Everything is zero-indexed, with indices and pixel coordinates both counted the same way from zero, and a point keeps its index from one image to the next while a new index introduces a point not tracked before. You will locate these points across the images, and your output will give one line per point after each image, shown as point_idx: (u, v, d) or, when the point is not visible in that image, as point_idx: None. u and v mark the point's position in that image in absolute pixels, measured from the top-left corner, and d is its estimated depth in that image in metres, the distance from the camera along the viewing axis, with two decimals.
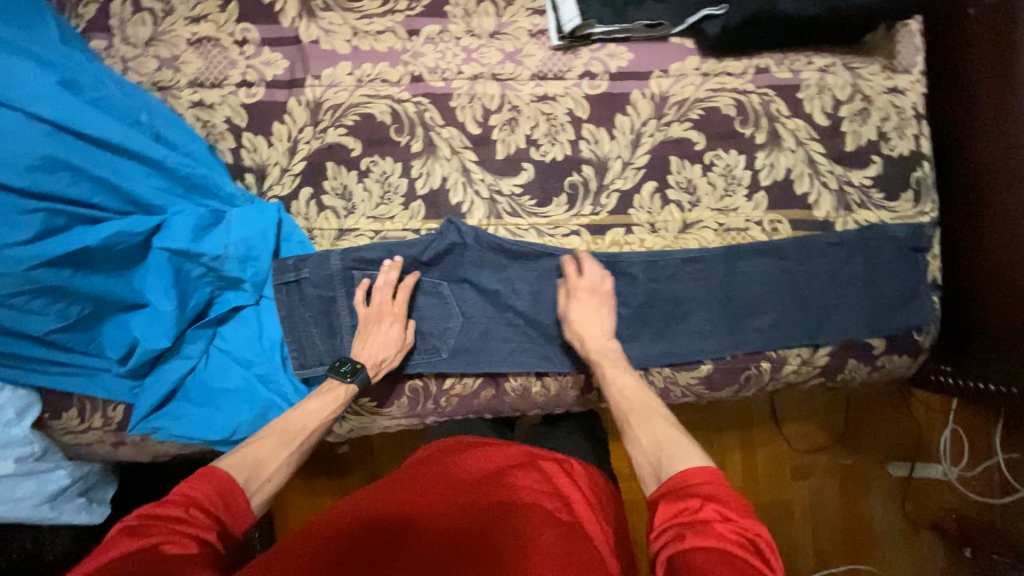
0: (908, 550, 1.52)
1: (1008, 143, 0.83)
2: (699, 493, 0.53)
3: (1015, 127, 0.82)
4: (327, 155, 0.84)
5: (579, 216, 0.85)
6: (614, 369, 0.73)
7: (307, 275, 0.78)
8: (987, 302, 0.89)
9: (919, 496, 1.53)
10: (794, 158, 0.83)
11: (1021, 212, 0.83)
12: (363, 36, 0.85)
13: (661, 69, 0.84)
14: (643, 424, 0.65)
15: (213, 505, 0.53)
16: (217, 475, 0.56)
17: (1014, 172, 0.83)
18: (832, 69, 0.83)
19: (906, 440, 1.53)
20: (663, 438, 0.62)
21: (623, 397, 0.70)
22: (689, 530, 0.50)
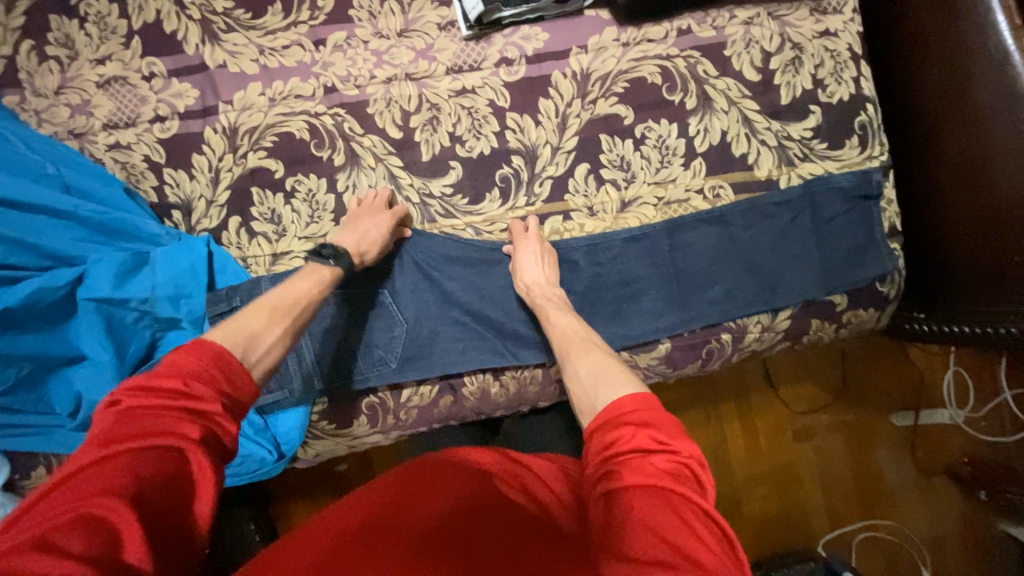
0: (922, 499, 1.49)
1: (961, 73, 0.79)
2: (630, 423, 0.49)
3: (968, 53, 0.77)
4: (250, 180, 0.83)
5: (514, 209, 0.82)
6: (556, 310, 0.73)
7: (240, 303, 0.77)
8: (949, 238, 0.86)
9: (930, 443, 1.50)
10: (728, 120, 0.79)
11: (979, 144, 0.78)
12: (270, 53, 0.82)
13: (579, 46, 0.80)
14: (583, 358, 0.64)
15: (216, 374, 0.48)
16: (213, 347, 0.49)
17: (966, 102, 0.79)
18: (758, 21, 0.79)
19: (909, 388, 1.51)
20: (599, 368, 0.60)
21: (567, 337, 0.69)
22: (622, 465, 0.46)
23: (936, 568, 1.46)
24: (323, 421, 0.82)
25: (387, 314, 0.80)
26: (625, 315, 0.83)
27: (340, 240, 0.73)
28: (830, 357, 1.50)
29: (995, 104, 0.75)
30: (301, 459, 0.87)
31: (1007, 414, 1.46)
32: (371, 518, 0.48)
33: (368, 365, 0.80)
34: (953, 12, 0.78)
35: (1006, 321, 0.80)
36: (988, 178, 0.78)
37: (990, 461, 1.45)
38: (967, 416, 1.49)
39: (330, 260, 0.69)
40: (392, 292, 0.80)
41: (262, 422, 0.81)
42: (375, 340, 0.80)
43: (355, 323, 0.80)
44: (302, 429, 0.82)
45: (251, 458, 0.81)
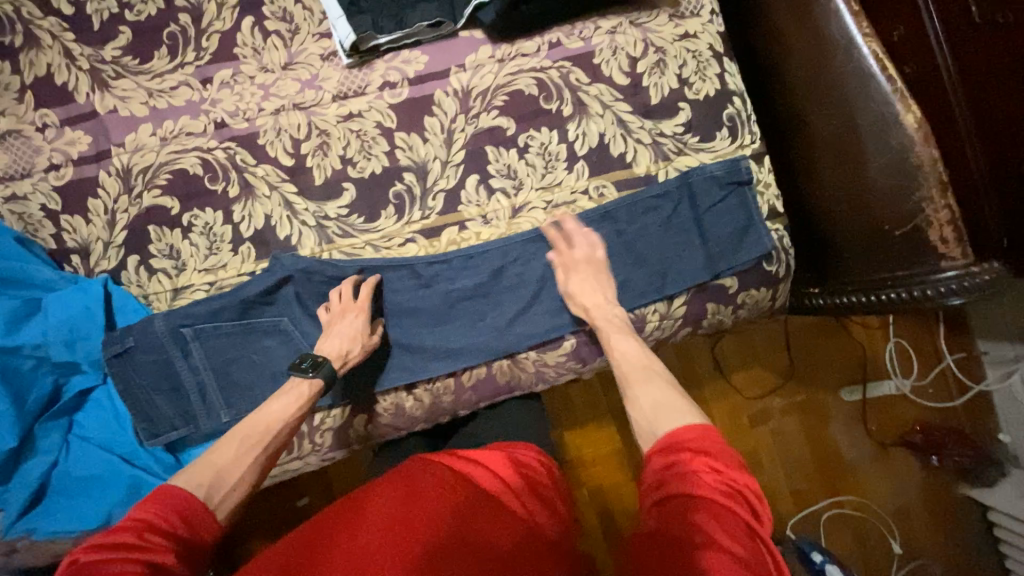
0: (881, 471, 1.52)
1: (820, 60, 0.83)
2: (683, 445, 0.54)
3: (824, 41, 0.82)
4: (146, 219, 0.84)
5: (410, 223, 0.84)
6: (617, 335, 0.75)
7: (134, 343, 0.76)
8: (833, 214, 0.88)
9: (881, 415, 1.54)
10: (604, 122, 0.84)
11: (846, 122, 0.82)
12: (159, 95, 0.85)
13: (458, 65, 0.84)
14: (643, 386, 0.66)
15: (171, 521, 0.55)
16: (171, 494, 0.57)
17: (831, 86, 0.83)
18: (621, 29, 0.84)
19: (853, 364, 1.55)
20: (661, 400, 0.62)
21: (625, 362, 0.71)
22: (673, 478, 0.52)
23: (902, 535, 1.49)
24: None
25: (289, 338, 0.81)
26: (529, 316, 0.85)
27: (321, 347, 0.76)
28: (776, 339, 1.53)
29: (850, 84, 0.81)
30: None
31: (952, 380, 1.50)
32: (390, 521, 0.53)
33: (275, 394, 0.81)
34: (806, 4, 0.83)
35: (887, 288, 0.83)
36: (857, 152, 0.81)
37: (943, 429, 1.48)
38: (912, 385, 1.53)
39: (310, 371, 0.73)
40: (293, 315, 0.81)
41: (173, 459, 0.82)
42: (280, 365, 0.81)
43: (258, 350, 0.80)
44: None
45: None
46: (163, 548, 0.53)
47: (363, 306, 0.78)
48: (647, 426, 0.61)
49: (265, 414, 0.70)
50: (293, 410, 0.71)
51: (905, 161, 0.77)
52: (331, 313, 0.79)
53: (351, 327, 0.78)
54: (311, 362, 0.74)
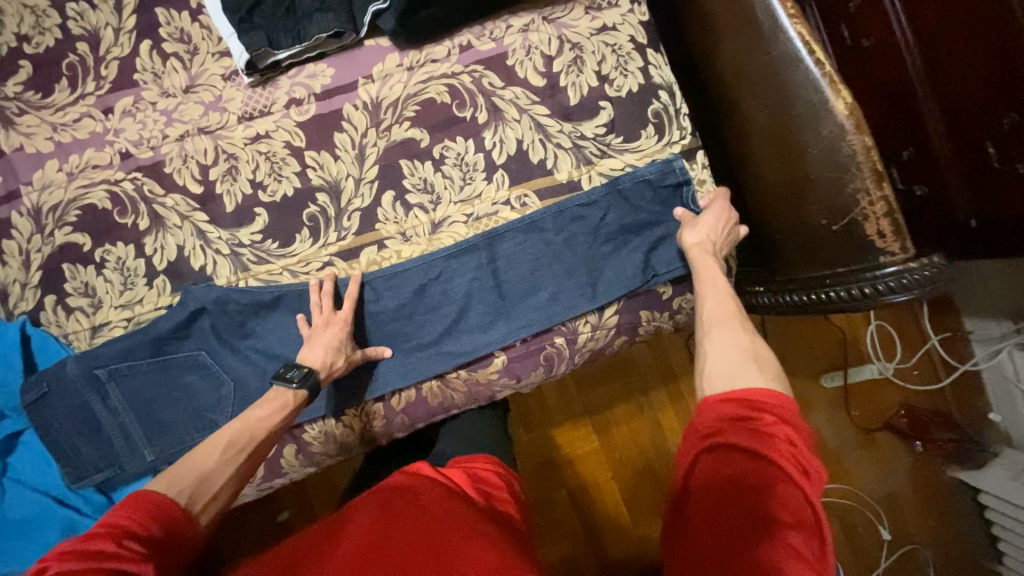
0: (870, 458, 1.44)
1: (748, 46, 0.77)
2: (756, 401, 0.53)
3: (748, 25, 0.76)
4: (59, 258, 0.82)
5: (327, 245, 0.81)
6: (711, 280, 0.71)
7: (50, 388, 0.76)
8: (774, 207, 0.82)
9: (864, 401, 1.46)
10: (521, 128, 0.80)
11: (779, 112, 0.76)
12: (63, 129, 0.82)
13: (365, 76, 0.81)
14: (735, 331, 0.63)
15: (148, 526, 0.53)
16: (151, 499, 0.55)
17: (760, 73, 0.77)
18: (533, 26, 0.80)
19: (833, 349, 1.46)
20: (748, 351, 0.59)
21: (714, 304, 0.68)
22: (748, 433, 0.50)
23: (892, 524, 1.42)
24: None
25: (210, 371, 0.79)
26: (456, 334, 0.82)
27: (305, 357, 0.73)
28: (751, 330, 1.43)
29: (778, 71, 0.75)
30: None
31: (935, 359, 1.44)
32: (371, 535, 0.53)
33: (201, 429, 0.79)
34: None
35: (826, 285, 0.79)
36: (792, 144, 0.76)
37: (926, 412, 1.43)
38: (896, 368, 1.45)
39: (294, 382, 0.71)
40: (211, 348, 0.79)
41: (105, 499, 0.81)
42: (202, 400, 0.79)
43: (179, 386, 0.79)
44: None
45: None
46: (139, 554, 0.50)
47: (346, 318, 0.77)
48: (724, 372, 0.57)
49: (250, 421, 0.68)
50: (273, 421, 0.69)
51: (837, 153, 0.72)
52: (312, 326, 0.75)
53: (332, 339, 0.75)
54: (298, 372, 0.71)
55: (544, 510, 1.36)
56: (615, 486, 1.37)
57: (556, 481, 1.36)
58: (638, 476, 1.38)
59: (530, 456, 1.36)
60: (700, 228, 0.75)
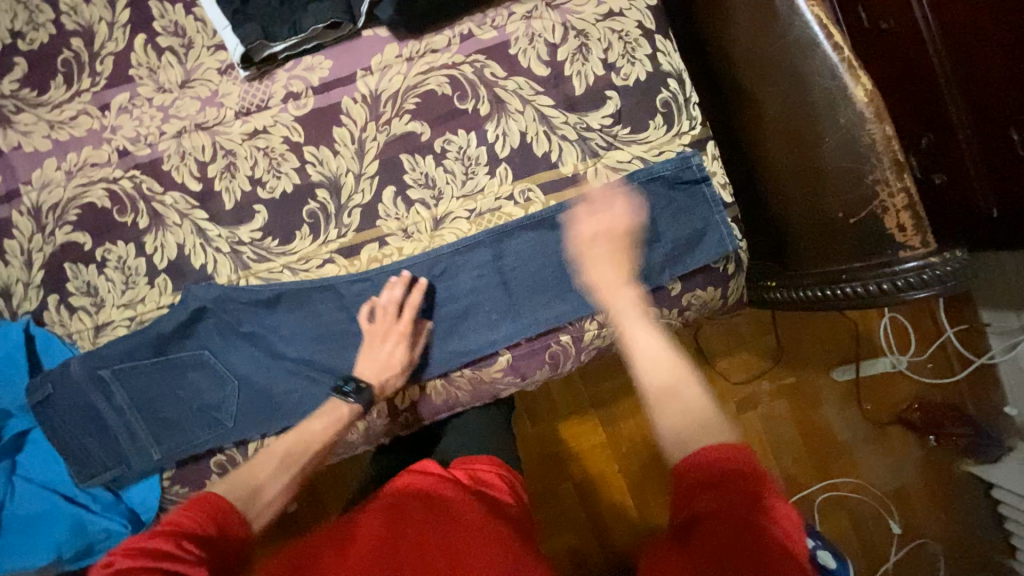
0: (882, 452, 1.41)
1: (763, 28, 0.73)
2: (721, 452, 0.49)
3: (766, 7, 0.72)
4: (61, 257, 0.81)
5: (327, 243, 0.80)
6: (637, 326, 0.61)
7: (54, 389, 0.76)
8: (787, 197, 0.79)
9: (877, 395, 1.43)
10: (525, 120, 0.77)
11: (795, 98, 0.72)
12: (60, 127, 0.81)
13: (364, 68, 0.78)
14: (679, 393, 0.55)
15: (206, 526, 0.54)
16: (211, 501, 0.57)
17: (776, 57, 0.73)
18: (537, 13, 0.77)
19: (846, 343, 1.42)
20: (700, 406, 0.53)
21: (647, 364, 0.58)
22: (724, 492, 0.46)
23: (903, 518, 1.40)
24: (177, 486, 0.81)
25: (212, 371, 0.79)
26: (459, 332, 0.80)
27: (361, 370, 0.76)
28: (764, 326, 1.40)
29: (794, 57, 0.71)
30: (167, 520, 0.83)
31: (951, 353, 1.40)
32: (386, 541, 0.52)
33: (205, 429, 0.79)
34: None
35: (842, 280, 0.76)
36: (808, 132, 0.72)
37: (941, 405, 1.40)
38: (909, 361, 1.42)
39: (351, 397, 0.74)
40: (213, 347, 0.79)
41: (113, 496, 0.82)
42: (206, 400, 0.79)
43: (183, 385, 0.78)
44: (156, 498, 0.81)
45: (106, 534, 0.81)
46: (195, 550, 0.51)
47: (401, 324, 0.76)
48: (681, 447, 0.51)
49: (306, 433, 0.73)
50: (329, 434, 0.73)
51: (857, 143, 0.69)
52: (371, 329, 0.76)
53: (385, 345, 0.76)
54: (354, 386, 0.74)
55: (550, 504, 1.35)
56: (622, 480, 1.36)
57: (563, 474, 1.35)
58: (645, 468, 1.37)
59: (536, 449, 1.36)
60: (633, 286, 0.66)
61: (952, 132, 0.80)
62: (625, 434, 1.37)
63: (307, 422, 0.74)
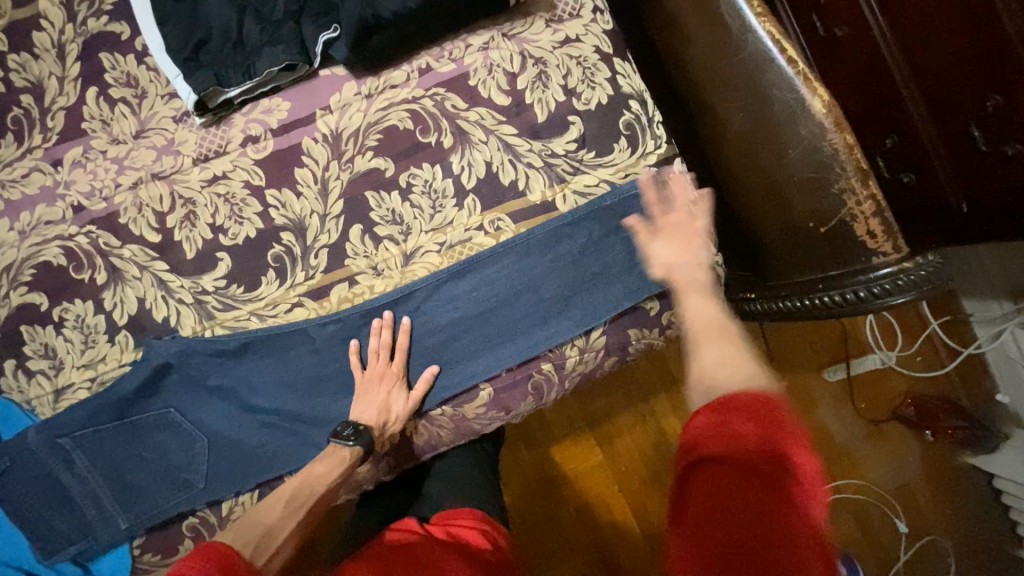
0: (882, 450, 1.40)
1: (719, 46, 0.74)
2: (720, 402, 0.48)
3: (719, 26, 0.73)
4: (16, 320, 0.78)
5: (295, 286, 0.77)
6: (695, 295, 0.64)
7: (12, 462, 0.71)
8: (757, 209, 0.79)
9: (870, 392, 1.41)
10: (489, 150, 0.77)
11: (755, 112, 0.73)
12: (11, 185, 0.78)
13: (323, 107, 0.77)
14: (712, 339, 0.58)
15: (212, 573, 0.50)
16: (215, 550, 0.53)
17: (733, 73, 0.73)
18: (494, 44, 0.77)
19: (834, 342, 1.42)
20: (721, 358, 0.54)
21: (697, 316, 0.61)
22: (725, 439, 0.44)
23: (909, 516, 1.38)
24: (147, 555, 0.76)
25: (180, 428, 0.75)
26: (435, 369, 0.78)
27: (360, 414, 0.74)
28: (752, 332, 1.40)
29: (750, 73, 0.72)
30: None
31: (938, 345, 1.40)
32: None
33: (174, 491, 0.75)
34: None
35: (818, 290, 0.75)
36: (770, 145, 0.72)
37: (933, 399, 1.39)
38: (898, 356, 1.41)
39: (351, 440, 0.71)
40: (180, 404, 0.75)
41: (80, 570, 0.77)
42: (174, 460, 0.75)
43: (149, 446, 0.74)
44: (126, 568, 0.76)
45: None
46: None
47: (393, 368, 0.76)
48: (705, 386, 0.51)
49: (308, 476, 0.71)
50: (329, 477, 0.70)
51: (819, 154, 0.69)
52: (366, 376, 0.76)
53: (379, 391, 0.75)
54: (354, 429, 0.72)
55: (550, 531, 1.31)
56: (622, 500, 1.33)
57: (562, 500, 1.31)
58: (646, 486, 1.34)
59: (532, 475, 1.32)
60: (662, 252, 0.70)
61: (915, 136, 0.75)
62: (622, 452, 1.34)
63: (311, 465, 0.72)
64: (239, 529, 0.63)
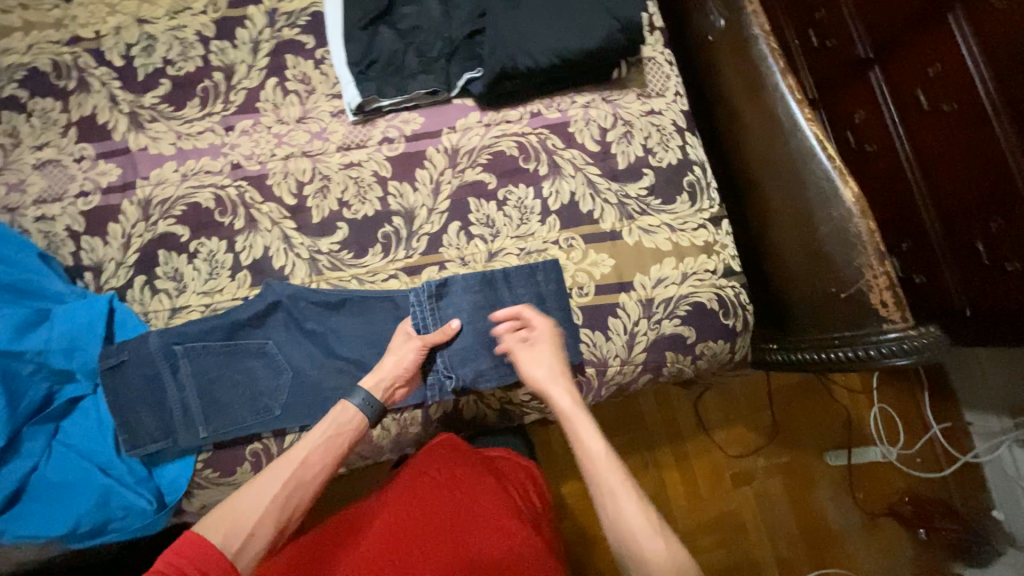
0: (873, 544, 1.44)
1: (773, 138, 0.92)
2: None
3: (775, 122, 0.91)
4: (157, 244, 0.93)
5: (394, 261, 0.92)
6: (588, 438, 0.76)
7: (127, 357, 0.82)
8: (791, 271, 0.93)
9: (869, 485, 1.47)
10: (576, 182, 0.94)
11: (795, 192, 0.90)
12: (186, 137, 0.96)
13: (450, 127, 0.96)
14: (631, 507, 0.70)
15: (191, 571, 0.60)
16: (196, 543, 0.62)
17: (782, 161, 0.91)
18: (594, 104, 0.96)
19: (837, 428, 1.50)
20: (641, 526, 0.68)
21: (598, 475, 0.73)
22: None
23: None
24: (208, 469, 0.86)
25: (272, 359, 0.86)
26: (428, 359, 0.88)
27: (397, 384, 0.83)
28: (761, 398, 1.50)
29: (796, 159, 0.89)
30: (192, 497, 0.88)
31: (938, 450, 1.47)
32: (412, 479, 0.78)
33: (253, 414, 0.85)
34: (759, 86, 0.93)
35: (834, 346, 0.89)
36: (807, 221, 0.89)
37: (931, 500, 1.44)
38: (899, 453, 1.48)
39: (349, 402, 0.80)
40: (278, 339, 0.87)
41: (147, 471, 0.86)
42: (259, 386, 0.86)
43: (242, 370, 0.85)
44: (186, 479, 0.86)
45: (128, 509, 0.84)
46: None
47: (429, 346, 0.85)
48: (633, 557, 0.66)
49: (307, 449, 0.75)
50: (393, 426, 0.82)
51: (846, 233, 0.84)
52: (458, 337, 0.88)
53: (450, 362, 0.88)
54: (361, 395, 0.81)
55: None
56: None
57: None
58: None
59: None
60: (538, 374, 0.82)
61: (927, 241, 0.96)
62: None
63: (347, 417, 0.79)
64: (214, 514, 0.66)
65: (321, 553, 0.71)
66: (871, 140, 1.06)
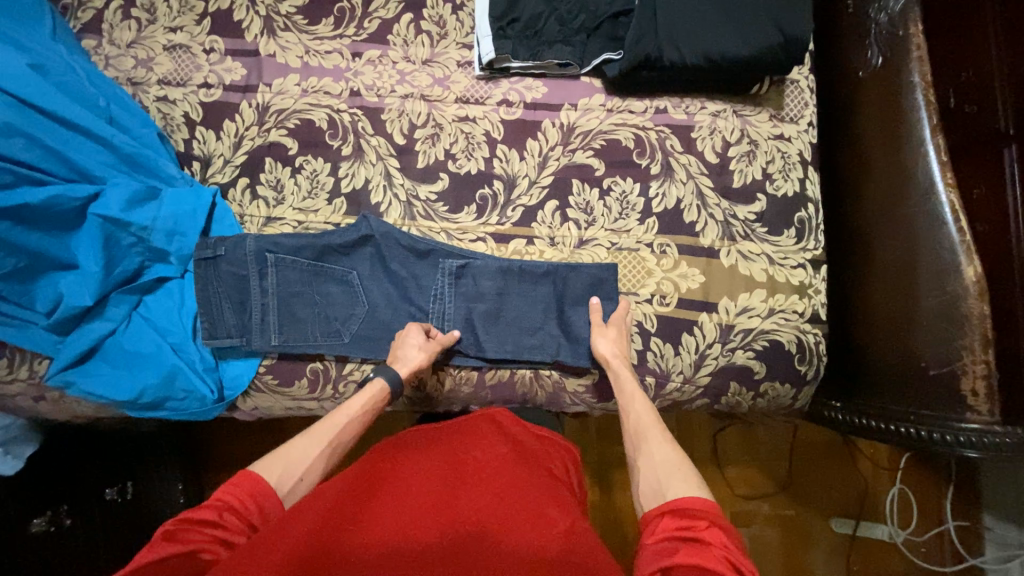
0: None
1: (898, 198, 0.87)
2: (666, 510, 0.60)
3: (909, 178, 0.86)
4: (266, 151, 0.95)
5: (486, 224, 0.92)
6: (632, 390, 0.79)
7: (223, 253, 0.87)
8: (878, 332, 0.89)
9: (866, 561, 1.41)
10: (684, 190, 0.91)
11: (910, 255, 0.85)
12: (314, 54, 0.97)
13: (571, 103, 0.94)
14: (659, 442, 0.70)
15: (247, 503, 0.63)
16: (253, 480, 0.65)
17: (903, 222, 0.86)
18: (723, 115, 0.93)
19: (850, 497, 1.44)
20: (671, 461, 0.67)
21: (636, 418, 0.75)
22: (685, 545, 0.55)
23: None
24: (269, 376, 0.90)
25: (352, 289, 0.89)
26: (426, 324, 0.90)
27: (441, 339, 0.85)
28: (783, 448, 1.47)
29: (919, 226, 0.84)
30: (247, 397, 0.93)
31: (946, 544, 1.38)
32: (444, 437, 0.77)
33: (323, 335, 0.88)
34: (900, 136, 0.87)
35: (906, 421, 0.85)
36: (910, 288, 0.84)
37: None
38: (907, 538, 1.40)
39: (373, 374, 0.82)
40: (361, 272, 0.89)
41: (213, 362, 0.90)
42: (335, 310, 0.88)
43: (322, 293, 0.88)
44: (248, 378, 0.90)
45: (189, 392, 0.88)
46: (248, 529, 0.62)
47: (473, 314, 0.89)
48: (655, 489, 0.64)
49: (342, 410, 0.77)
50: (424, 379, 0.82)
51: (954, 310, 0.79)
52: (533, 315, 0.90)
53: (516, 336, 0.89)
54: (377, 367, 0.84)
55: None
56: None
57: None
58: None
59: None
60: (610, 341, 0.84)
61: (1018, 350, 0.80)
62: (623, 505, 1.32)
63: (403, 359, 0.83)
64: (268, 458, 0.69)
65: (357, 490, 0.65)
66: (982, 220, 0.86)
